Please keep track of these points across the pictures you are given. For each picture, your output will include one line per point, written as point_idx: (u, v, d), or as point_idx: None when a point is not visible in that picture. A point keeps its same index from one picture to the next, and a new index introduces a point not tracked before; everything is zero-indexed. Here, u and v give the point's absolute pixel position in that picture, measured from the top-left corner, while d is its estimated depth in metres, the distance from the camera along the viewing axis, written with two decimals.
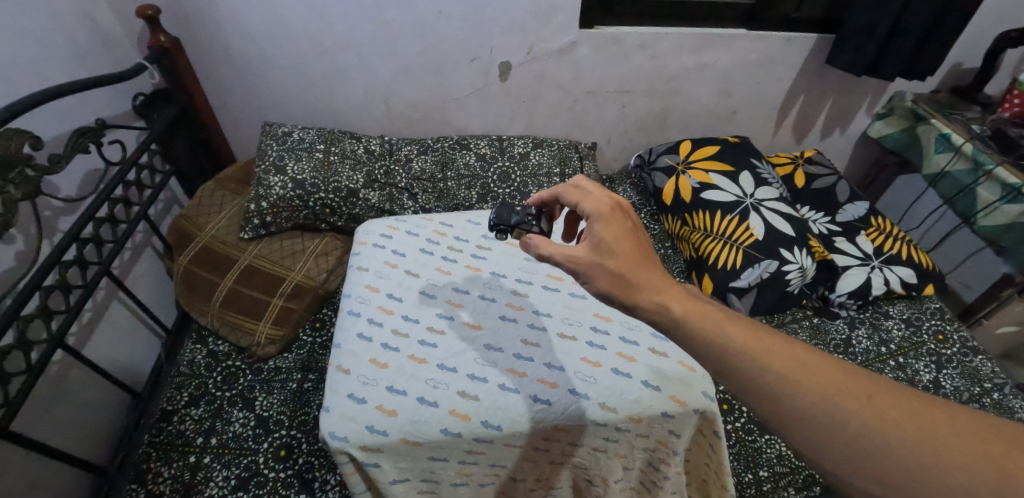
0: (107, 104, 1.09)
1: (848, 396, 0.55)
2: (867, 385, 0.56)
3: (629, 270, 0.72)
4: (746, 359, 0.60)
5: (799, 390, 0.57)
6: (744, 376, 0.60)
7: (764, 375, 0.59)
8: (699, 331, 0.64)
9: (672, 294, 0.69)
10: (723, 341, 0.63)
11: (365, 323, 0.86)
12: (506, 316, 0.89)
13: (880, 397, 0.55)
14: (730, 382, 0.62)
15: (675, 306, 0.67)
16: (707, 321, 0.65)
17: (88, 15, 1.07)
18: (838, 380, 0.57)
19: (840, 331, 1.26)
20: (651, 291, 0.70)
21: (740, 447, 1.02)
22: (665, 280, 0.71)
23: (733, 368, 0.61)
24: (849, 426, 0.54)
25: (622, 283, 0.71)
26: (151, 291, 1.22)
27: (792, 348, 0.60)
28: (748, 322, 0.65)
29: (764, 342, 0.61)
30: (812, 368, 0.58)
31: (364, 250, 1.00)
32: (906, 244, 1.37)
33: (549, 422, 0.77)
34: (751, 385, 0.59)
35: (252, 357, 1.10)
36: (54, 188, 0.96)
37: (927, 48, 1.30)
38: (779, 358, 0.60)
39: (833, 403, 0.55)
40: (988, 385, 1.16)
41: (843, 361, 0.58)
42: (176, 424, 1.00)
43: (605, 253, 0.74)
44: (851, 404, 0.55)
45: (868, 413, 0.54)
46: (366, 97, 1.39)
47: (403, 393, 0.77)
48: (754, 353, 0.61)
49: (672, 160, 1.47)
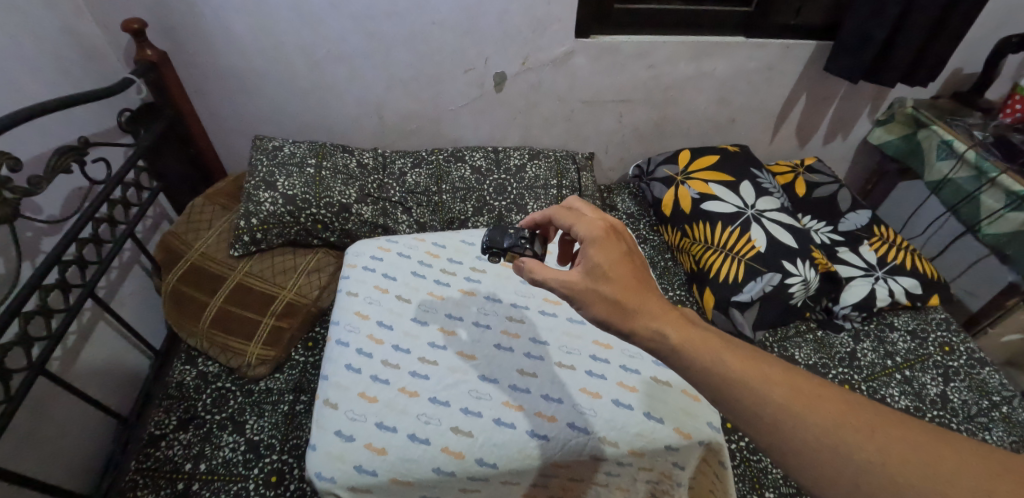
0: (91, 121, 1.06)
1: (850, 429, 0.53)
2: (869, 417, 0.54)
3: (626, 296, 0.69)
4: (746, 390, 0.58)
5: (799, 423, 0.55)
6: (744, 408, 0.58)
7: (764, 406, 0.57)
8: (696, 360, 0.62)
9: (669, 319, 0.67)
10: (721, 370, 0.60)
11: (353, 353, 0.84)
12: (502, 345, 0.87)
13: (883, 430, 0.53)
14: (729, 411, 0.59)
15: (673, 333, 0.65)
16: (706, 349, 0.63)
17: (71, 30, 1.04)
18: (840, 412, 0.55)
19: (844, 344, 1.23)
20: (648, 316, 0.67)
21: (744, 467, 0.98)
22: (663, 306, 0.69)
23: (731, 399, 0.59)
24: (852, 462, 0.52)
25: (619, 308, 0.69)
26: (139, 311, 1.19)
27: (792, 377, 0.58)
28: (748, 349, 0.63)
29: (763, 371, 0.59)
30: (814, 400, 0.56)
31: (354, 273, 0.97)
32: (910, 254, 1.35)
33: (547, 459, 0.74)
34: (751, 417, 0.57)
35: (241, 378, 1.07)
36: (36, 209, 0.94)
37: (929, 54, 1.28)
38: (780, 388, 0.57)
39: (835, 436, 0.53)
40: (996, 398, 1.13)
41: (845, 391, 0.56)
42: (163, 449, 0.96)
43: (600, 278, 0.71)
44: (853, 437, 0.53)
45: (871, 447, 0.52)
46: (358, 110, 1.37)
47: (393, 430, 0.75)
48: (754, 383, 0.58)
49: (671, 170, 1.44)
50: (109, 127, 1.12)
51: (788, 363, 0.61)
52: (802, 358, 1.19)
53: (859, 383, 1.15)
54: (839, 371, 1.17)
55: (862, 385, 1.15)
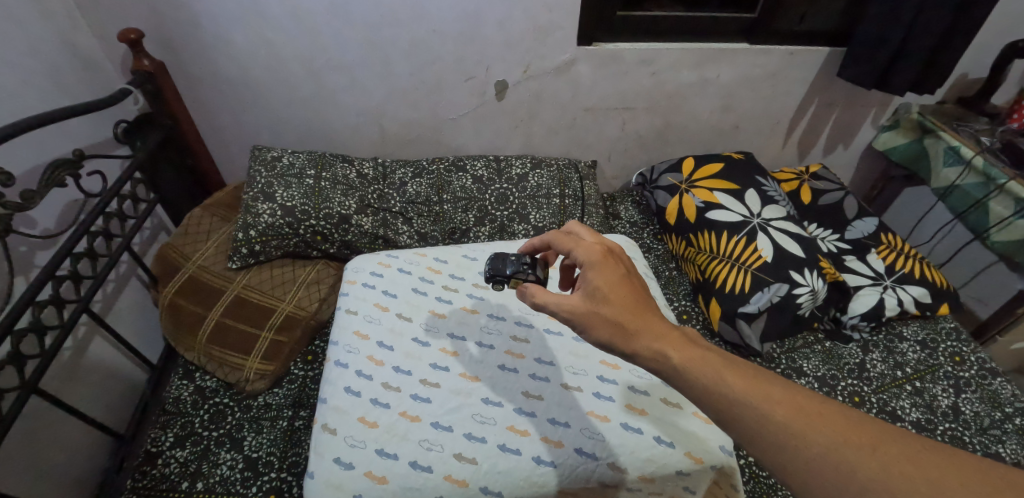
0: (86, 134, 1.04)
1: (852, 448, 0.51)
2: (871, 435, 0.52)
3: (628, 317, 0.67)
4: (747, 408, 0.56)
5: (800, 440, 0.53)
6: (746, 426, 0.56)
7: (765, 425, 0.55)
8: (698, 379, 0.60)
9: (671, 340, 0.65)
10: (723, 389, 0.58)
11: (352, 376, 0.82)
12: (505, 366, 0.85)
13: (884, 447, 0.51)
14: (731, 430, 0.57)
15: (674, 354, 0.63)
16: (706, 368, 0.61)
17: (67, 40, 1.03)
18: (840, 429, 0.53)
19: (853, 355, 1.21)
20: (649, 336, 0.65)
21: (754, 483, 0.96)
22: (664, 324, 0.67)
23: (733, 418, 0.56)
24: (855, 481, 0.49)
25: (621, 331, 0.67)
26: (135, 325, 1.17)
27: (792, 395, 0.56)
28: (749, 367, 0.61)
29: (765, 389, 0.57)
30: (814, 416, 0.54)
31: (353, 291, 0.95)
32: (918, 262, 1.33)
33: (555, 486, 0.73)
34: (752, 436, 0.55)
35: (240, 393, 1.04)
36: (31, 223, 0.92)
37: (938, 60, 1.26)
38: (781, 406, 0.55)
39: (838, 455, 0.51)
40: (1009, 409, 1.11)
41: (844, 406, 0.55)
42: (160, 467, 0.93)
43: (600, 302, 0.69)
44: (854, 455, 0.51)
45: (874, 465, 0.50)
46: (357, 119, 1.35)
47: (393, 457, 0.73)
48: (755, 402, 0.56)
49: (674, 178, 1.43)
50: (105, 138, 1.10)
51: (788, 381, 0.59)
52: (811, 370, 1.17)
53: (869, 395, 1.12)
54: (848, 383, 1.14)
55: (872, 397, 1.13)
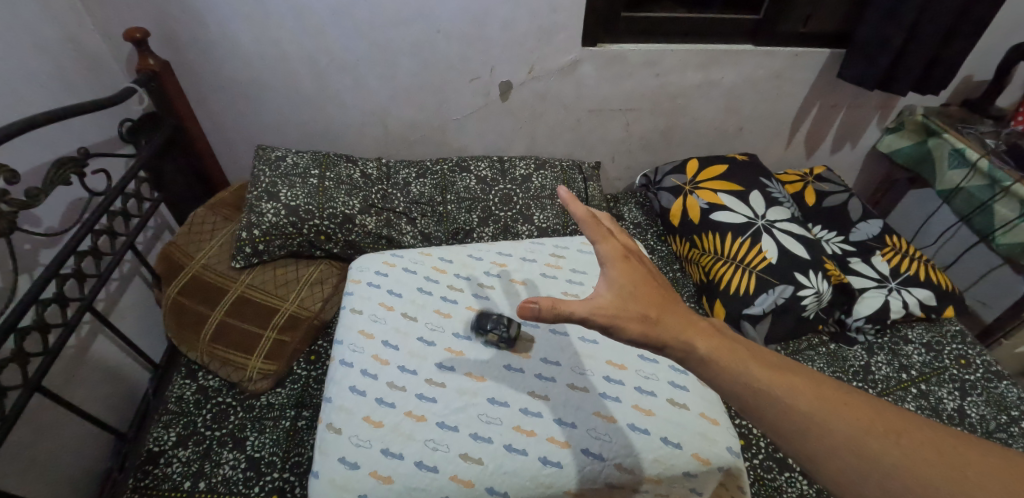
0: (90, 133, 1.05)
1: (875, 436, 0.51)
2: (895, 424, 0.52)
3: (655, 311, 0.65)
4: (772, 399, 0.56)
5: (825, 428, 0.53)
6: (769, 417, 0.55)
7: (791, 415, 0.54)
8: (723, 369, 0.59)
9: (697, 330, 0.64)
10: (747, 379, 0.58)
11: (358, 375, 0.81)
12: (512, 366, 0.84)
13: (908, 436, 0.51)
14: (755, 420, 0.57)
15: (701, 345, 0.62)
16: (732, 359, 0.60)
17: (74, 39, 1.03)
18: (866, 419, 0.53)
19: (858, 357, 1.20)
20: (674, 327, 0.64)
21: (759, 486, 0.95)
22: (689, 316, 0.66)
23: (757, 407, 0.56)
24: (879, 468, 0.50)
25: (651, 324, 0.64)
26: (138, 324, 1.17)
27: (817, 385, 0.56)
28: (773, 359, 0.60)
29: (790, 380, 0.57)
30: (841, 406, 0.54)
31: (358, 289, 0.95)
32: (924, 264, 1.32)
33: (561, 487, 0.73)
34: (777, 425, 0.55)
35: (243, 393, 1.04)
36: (35, 221, 0.92)
37: (942, 62, 1.25)
38: (805, 396, 0.55)
39: (862, 443, 0.51)
40: (1015, 413, 1.10)
41: (868, 395, 0.55)
42: (161, 467, 0.93)
43: (629, 298, 0.66)
44: (878, 443, 0.51)
45: (897, 454, 0.50)
46: (362, 119, 1.35)
47: (399, 457, 0.73)
48: (779, 392, 0.56)
49: (678, 180, 1.42)
50: (109, 137, 1.10)
51: (811, 371, 0.59)
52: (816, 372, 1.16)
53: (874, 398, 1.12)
54: (854, 385, 1.14)
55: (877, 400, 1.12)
